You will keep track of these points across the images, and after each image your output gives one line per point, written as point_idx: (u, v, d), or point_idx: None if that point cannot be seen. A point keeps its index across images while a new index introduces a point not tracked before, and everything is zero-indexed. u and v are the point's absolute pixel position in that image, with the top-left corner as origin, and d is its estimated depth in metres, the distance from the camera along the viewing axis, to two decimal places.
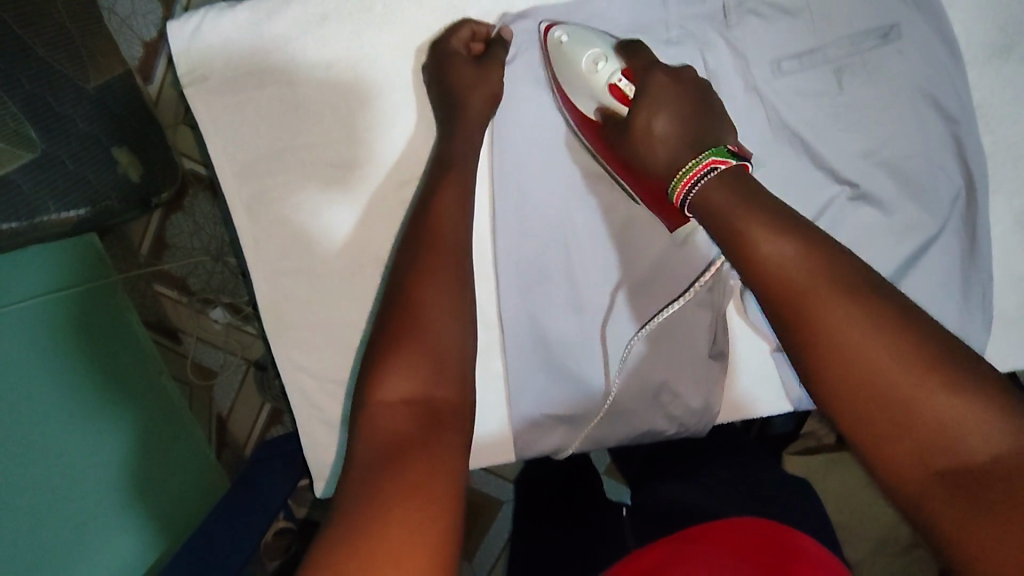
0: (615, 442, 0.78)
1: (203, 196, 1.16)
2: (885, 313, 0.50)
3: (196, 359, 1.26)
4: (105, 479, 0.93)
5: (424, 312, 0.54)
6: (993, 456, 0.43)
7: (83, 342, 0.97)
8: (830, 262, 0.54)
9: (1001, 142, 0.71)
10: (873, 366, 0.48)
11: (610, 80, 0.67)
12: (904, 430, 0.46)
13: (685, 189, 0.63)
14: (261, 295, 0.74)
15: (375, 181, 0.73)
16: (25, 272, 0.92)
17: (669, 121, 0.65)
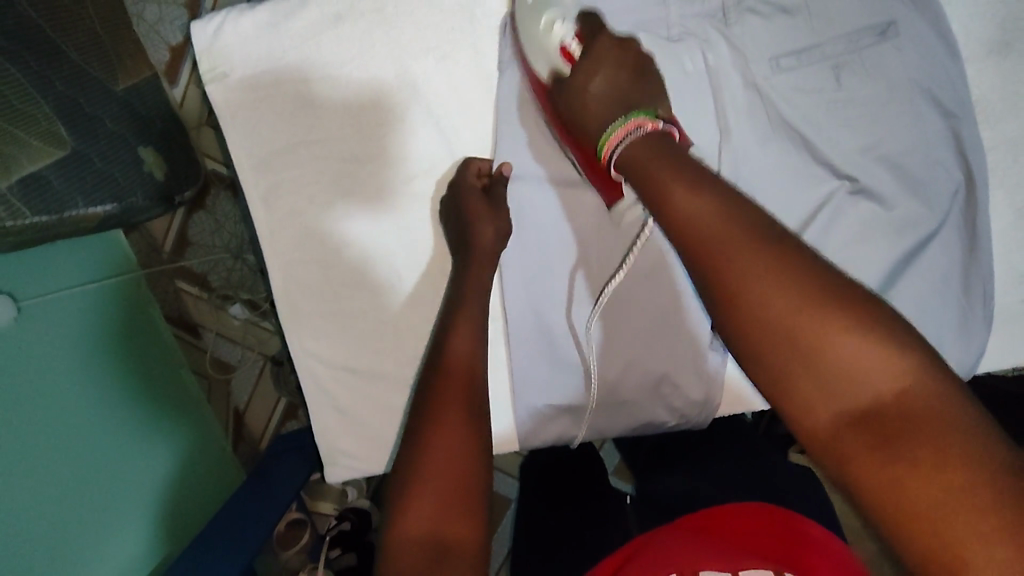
0: (617, 433, 0.80)
1: (225, 195, 1.22)
2: (788, 259, 0.47)
3: (215, 353, 1.30)
4: (122, 466, 0.97)
5: (437, 445, 0.53)
6: (896, 392, 0.42)
7: (101, 334, 1.02)
8: (739, 211, 0.51)
9: (1001, 138, 0.72)
10: (780, 317, 0.46)
11: (561, 42, 0.68)
12: (812, 373, 0.44)
13: (611, 150, 0.63)
14: (276, 285, 0.77)
15: (384, 175, 0.75)
16: (56, 264, 0.97)
17: (606, 82, 0.66)
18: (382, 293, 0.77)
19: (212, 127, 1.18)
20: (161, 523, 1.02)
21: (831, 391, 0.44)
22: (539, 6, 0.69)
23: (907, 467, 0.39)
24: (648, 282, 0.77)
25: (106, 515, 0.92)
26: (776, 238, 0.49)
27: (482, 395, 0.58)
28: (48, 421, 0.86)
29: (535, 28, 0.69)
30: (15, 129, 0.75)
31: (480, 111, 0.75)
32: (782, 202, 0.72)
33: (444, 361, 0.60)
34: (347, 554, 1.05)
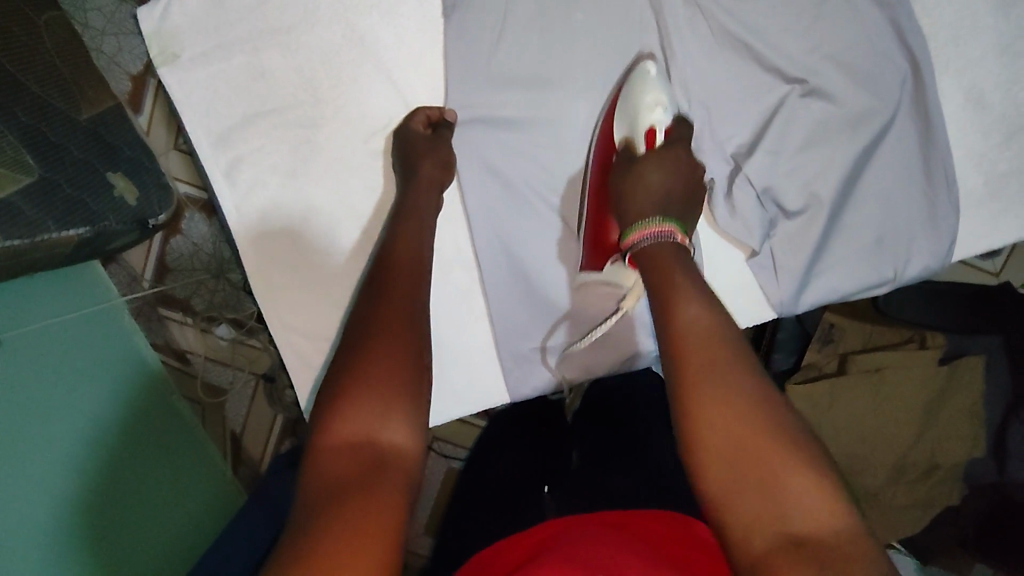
0: (605, 371, 0.80)
1: (198, 217, 1.22)
2: (757, 383, 0.46)
3: (206, 377, 1.30)
4: (120, 494, 0.94)
5: (380, 358, 0.49)
6: (824, 535, 0.40)
7: (78, 363, 0.98)
8: (726, 326, 0.50)
9: (939, 24, 0.73)
10: (742, 431, 0.44)
11: (652, 123, 0.68)
12: (753, 496, 0.42)
13: (639, 238, 0.59)
14: (248, 261, 0.76)
15: (341, 136, 0.75)
16: (28, 297, 0.94)
17: (662, 180, 0.64)
18: (354, 256, 0.77)
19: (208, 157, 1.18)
20: (163, 548, 0.99)
21: (768, 512, 0.41)
22: (654, 84, 0.69)
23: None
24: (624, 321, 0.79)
25: (103, 543, 0.89)
26: (755, 365, 0.48)
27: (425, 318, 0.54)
28: (31, 455, 0.83)
29: (641, 99, 0.69)
30: None
31: (433, 61, 0.75)
32: (735, 113, 0.73)
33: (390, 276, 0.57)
34: None
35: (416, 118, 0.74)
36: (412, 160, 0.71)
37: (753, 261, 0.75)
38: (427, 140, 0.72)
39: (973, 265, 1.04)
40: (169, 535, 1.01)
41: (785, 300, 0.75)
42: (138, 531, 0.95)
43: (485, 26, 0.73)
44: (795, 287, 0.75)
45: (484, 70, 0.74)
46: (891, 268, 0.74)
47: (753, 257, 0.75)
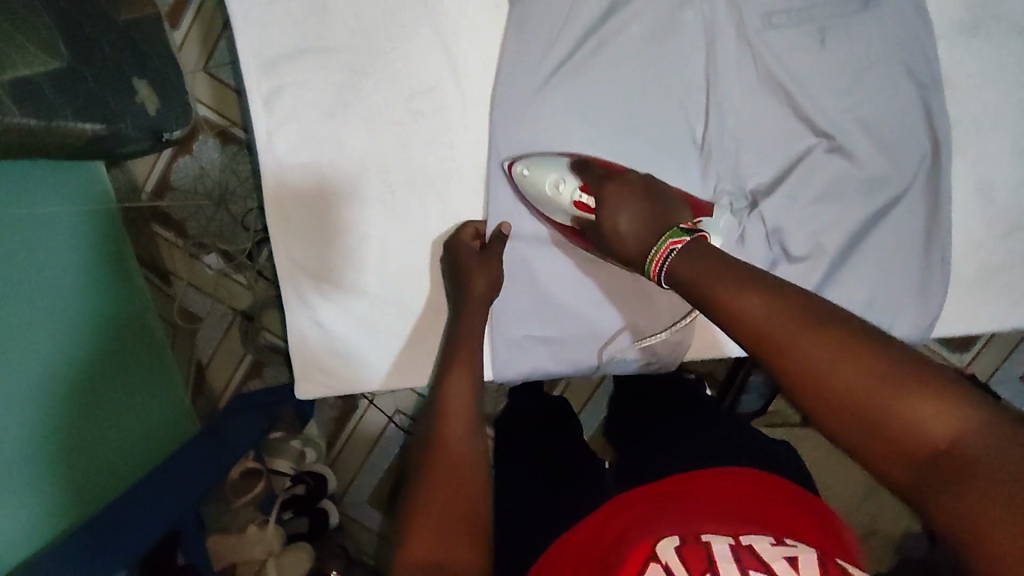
0: (580, 368, 0.84)
1: (211, 142, 1.29)
2: (826, 330, 0.47)
3: (183, 302, 1.36)
4: (78, 384, 0.99)
5: (441, 465, 0.54)
6: (962, 443, 0.39)
7: (60, 257, 1.05)
8: (778, 299, 0.51)
9: (964, 114, 0.77)
10: (834, 390, 0.44)
11: (572, 198, 0.74)
12: (884, 440, 0.42)
13: (658, 267, 0.62)
14: (267, 190, 0.77)
15: (382, 90, 0.77)
16: (32, 185, 1.00)
17: (632, 220, 0.67)
18: (375, 208, 0.79)
19: (237, 91, 1.26)
20: (111, 449, 1.04)
21: (893, 451, 0.41)
22: (539, 171, 0.75)
23: (988, 507, 0.36)
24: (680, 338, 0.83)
25: (63, 429, 0.95)
26: (814, 314, 0.48)
27: (481, 436, 0.58)
28: (19, 327, 0.91)
29: (540, 189, 0.75)
30: (15, 32, 0.76)
31: (487, 38, 0.77)
32: (763, 154, 0.77)
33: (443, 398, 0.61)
34: (298, 517, 1.32)
35: (465, 232, 0.78)
36: (463, 273, 0.76)
37: None
38: (476, 257, 0.76)
39: (943, 349, 1.10)
40: (117, 439, 1.06)
41: None
42: (92, 426, 1.01)
43: (547, 15, 0.75)
44: None
45: (536, 59, 0.76)
46: None
47: None
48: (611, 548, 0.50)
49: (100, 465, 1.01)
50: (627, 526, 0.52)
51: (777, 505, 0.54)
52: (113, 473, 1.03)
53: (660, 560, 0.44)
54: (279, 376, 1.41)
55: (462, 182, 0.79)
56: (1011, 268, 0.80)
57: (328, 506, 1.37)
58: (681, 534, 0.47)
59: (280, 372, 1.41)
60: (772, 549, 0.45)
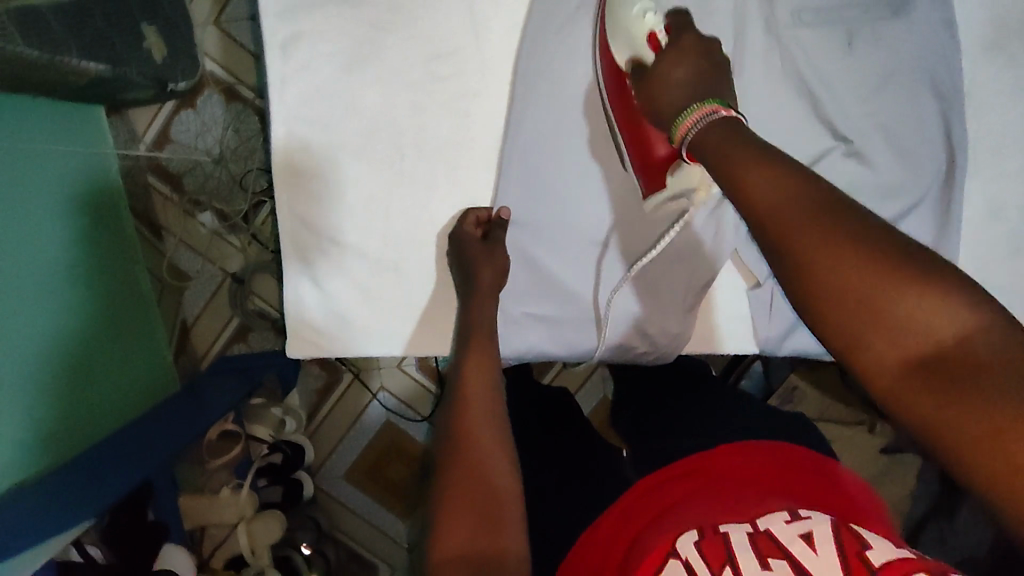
0: (576, 352, 0.83)
1: (216, 97, 1.27)
2: (844, 224, 0.47)
3: (173, 259, 1.33)
4: (59, 318, 1.01)
5: (466, 458, 0.54)
6: (955, 339, 0.41)
7: (63, 192, 1.07)
8: (799, 183, 0.51)
9: (983, 131, 0.77)
10: (846, 284, 0.46)
11: (651, 28, 0.68)
12: (876, 328, 0.44)
13: (685, 132, 0.62)
14: (277, 142, 0.76)
15: (402, 50, 0.75)
16: (31, 122, 1.00)
17: (686, 74, 0.65)
18: (384, 170, 0.77)
19: (252, 54, 1.26)
20: (85, 388, 1.05)
21: (891, 342, 0.44)
22: None
23: (980, 407, 0.39)
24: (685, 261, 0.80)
25: (42, 365, 0.96)
26: (835, 206, 0.49)
27: (501, 421, 0.58)
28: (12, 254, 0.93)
29: (625, 11, 0.69)
30: None
31: (514, 7, 0.75)
32: (781, 151, 0.76)
33: (461, 383, 0.62)
34: (273, 485, 1.31)
35: (467, 220, 0.77)
36: (471, 266, 0.75)
37: (753, 292, 0.83)
38: (479, 246, 0.75)
39: None
40: (93, 380, 1.07)
41: (770, 337, 0.83)
42: (73, 363, 1.03)
43: None
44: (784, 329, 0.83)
45: (560, 35, 0.75)
46: None
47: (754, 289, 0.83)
48: (628, 548, 0.51)
49: (78, 402, 1.03)
50: (652, 521, 0.52)
51: (798, 480, 0.54)
52: (87, 410, 1.04)
53: (681, 556, 0.44)
54: (265, 343, 1.39)
55: (474, 152, 0.78)
56: (1016, 290, 0.80)
57: (304, 477, 1.36)
58: (700, 523, 0.47)
59: (266, 339, 1.39)
60: (787, 525, 0.44)
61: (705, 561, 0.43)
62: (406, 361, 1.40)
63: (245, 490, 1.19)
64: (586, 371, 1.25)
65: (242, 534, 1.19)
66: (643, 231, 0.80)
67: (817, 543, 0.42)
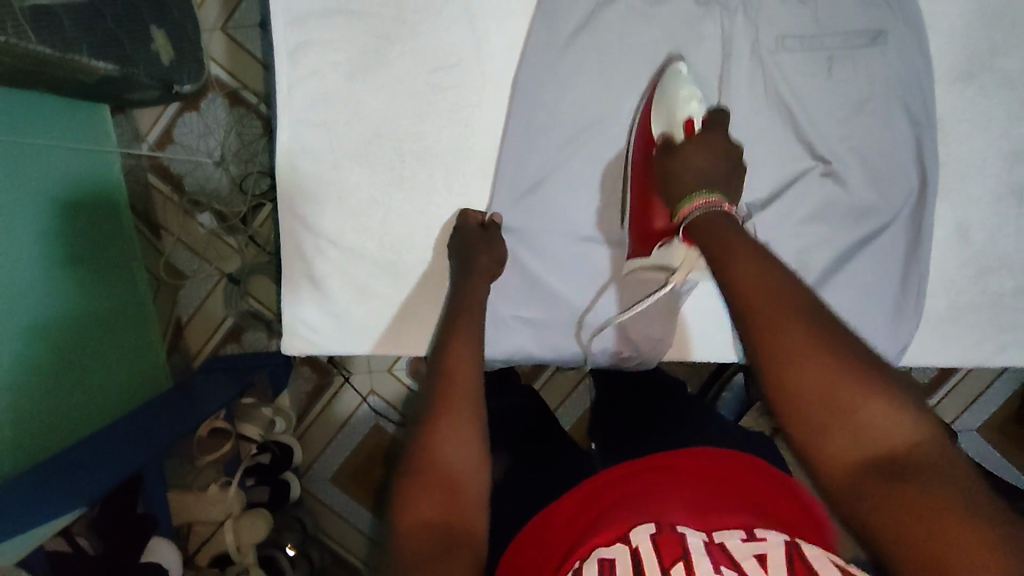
0: (562, 356, 0.86)
1: (220, 101, 1.30)
2: (819, 322, 0.51)
3: (171, 258, 1.36)
4: (56, 310, 1.03)
5: (442, 431, 0.56)
6: (904, 445, 0.45)
7: (64, 185, 1.09)
8: (780, 277, 0.55)
9: (953, 156, 0.81)
10: (814, 374, 0.49)
11: (688, 116, 0.73)
12: (839, 424, 0.47)
13: (692, 210, 0.66)
14: (281, 143, 0.79)
15: (403, 61, 0.78)
16: (37, 117, 1.03)
17: (704, 162, 0.69)
18: (384, 175, 0.81)
19: (261, 64, 1.29)
20: (79, 381, 1.06)
21: (845, 439, 0.47)
22: (681, 80, 0.76)
23: (914, 501, 0.42)
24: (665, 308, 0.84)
25: (33, 357, 0.97)
26: (812, 307, 0.52)
27: (481, 405, 0.60)
28: (11, 246, 0.95)
29: (676, 91, 0.75)
30: None
31: (514, 23, 0.79)
32: (762, 170, 0.80)
33: (444, 366, 0.63)
34: (261, 486, 1.31)
35: (470, 217, 0.81)
36: (462, 262, 0.78)
37: None
38: (471, 244, 0.78)
39: None
40: (86, 374, 1.08)
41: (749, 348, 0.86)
42: (67, 355, 1.04)
43: (572, 11, 0.78)
44: None
45: (556, 51, 0.79)
46: None
47: None
48: (584, 526, 0.53)
49: (71, 394, 1.04)
50: (612, 500, 0.54)
51: (748, 488, 0.57)
52: (81, 403, 1.06)
53: (631, 543, 0.46)
54: (257, 344, 1.41)
55: (471, 161, 0.82)
56: (983, 309, 0.83)
57: (292, 478, 1.36)
58: (657, 521, 0.49)
59: (258, 339, 1.41)
60: (743, 545, 0.46)
61: (658, 557, 0.45)
62: (397, 365, 1.42)
63: (234, 489, 1.20)
64: (575, 380, 1.27)
65: (229, 531, 1.19)
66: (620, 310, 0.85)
67: (769, 564, 0.44)
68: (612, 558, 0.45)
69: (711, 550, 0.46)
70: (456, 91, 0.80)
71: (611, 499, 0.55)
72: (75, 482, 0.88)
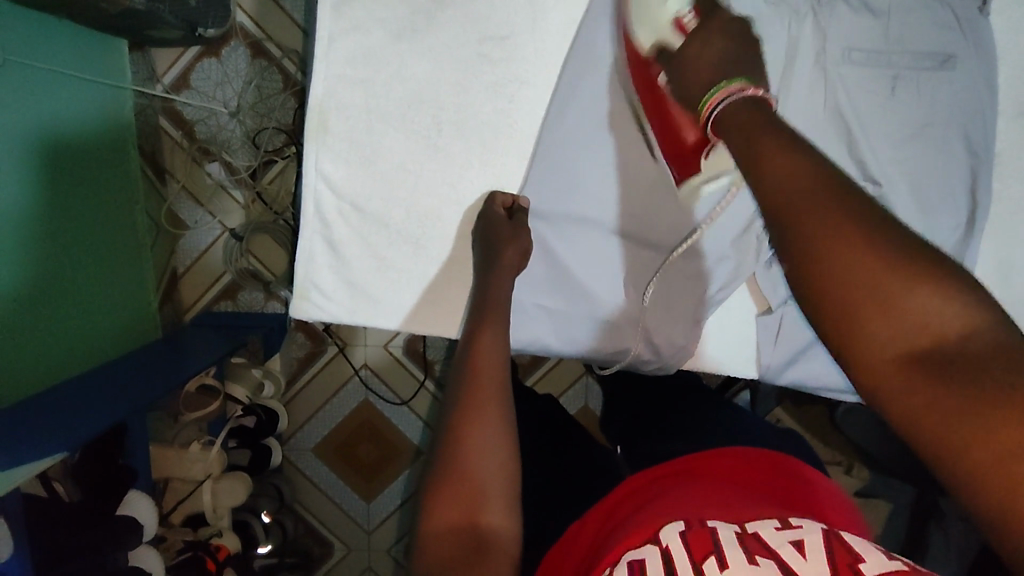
0: (577, 351, 0.83)
1: (243, 51, 1.25)
2: (873, 224, 0.42)
3: (173, 206, 1.31)
4: (54, 244, 0.99)
5: (469, 421, 0.55)
6: (977, 366, 0.37)
7: (75, 116, 1.05)
8: (830, 176, 0.44)
9: (1005, 193, 0.79)
10: (855, 278, 0.40)
11: (675, 14, 0.65)
12: (894, 347, 0.39)
13: (709, 113, 0.56)
14: (314, 96, 0.75)
15: (453, 25, 0.74)
16: (51, 40, 0.98)
17: (716, 52, 0.60)
18: (418, 144, 0.77)
19: (296, 24, 1.25)
20: (68, 321, 1.02)
21: (895, 358, 0.39)
22: None
23: (993, 441, 0.35)
24: (685, 290, 0.81)
25: (23, 288, 0.92)
26: (869, 210, 0.43)
27: (507, 398, 0.58)
28: (20, 173, 0.92)
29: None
30: None
31: (573, 0, 0.75)
32: None
33: (472, 364, 0.60)
34: (242, 448, 1.29)
35: (496, 200, 0.77)
36: (496, 240, 0.74)
37: (761, 317, 0.83)
38: (508, 225, 0.75)
39: None
40: (76, 316, 1.04)
41: (771, 365, 0.84)
42: (59, 294, 1.00)
43: None
44: (786, 358, 0.83)
45: (613, 35, 0.75)
46: None
47: (763, 314, 0.83)
48: (615, 525, 0.52)
49: (61, 336, 1.00)
50: (642, 501, 0.53)
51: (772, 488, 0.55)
52: (70, 346, 1.02)
53: (661, 544, 0.44)
54: (253, 304, 1.37)
55: (510, 139, 0.78)
56: None
57: (274, 444, 1.33)
58: (686, 518, 0.46)
59: (255, 300, 1.36)
60: (777, 534, 0.44)
61: (689, 554, 0.42)
62: (394, 342, 1.38)
63: (215, 450, 1.14)
64: (576, 374, 1.24)
65: (207, 491, 1.16)
66: (642, 309, 0.81)
67: (807, 550, 0.41)
68: (642, 558, 0.42)
69: (745, 541, 0.43)
70: (505, 63, 0.76)
71: (642, 500, 0.53)
72: (57, 427, 0.85)
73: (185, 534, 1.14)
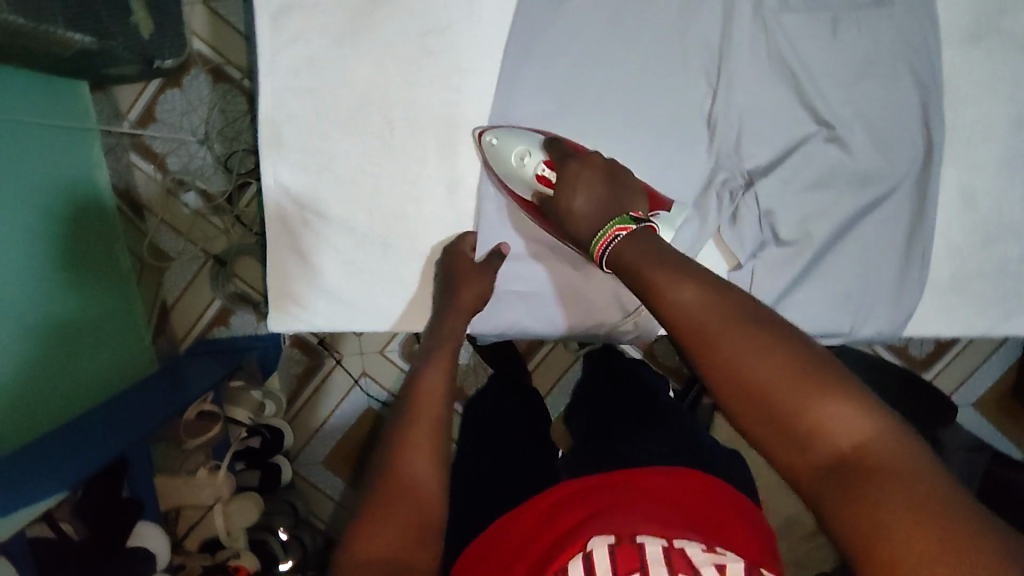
0: (558, 330, 0.84)
1: (203, 77, 1.26)
2: (762, 330, 0.49)
3: (154, 239, 1.32)
4: (41, 292, 1.01)
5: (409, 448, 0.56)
6: (860, 446, 0.43)
7: (47, 164, 1.06)
8: (721, 292, 0.53)
9: (960, 118, 0.79)
10: (760, 383, 0.47)
11: (535, 172, 0.75)
12: (793, 438, 0.46)
13: (602, 250, 0.64)
14: (265, 111, 0.76)
15: (393, 24, 0.75)
16: (17, 92, 1.00)
17: (587, 201, 0.70)
18: (375, 144, 0.78)
19: (244, 38, 1.25)
20: (64, 364, 1.04)
21: (797, 445, 0.45)
22: (507, 140, 0.76)
23: (874, 511, 0.40)
24: None
25: (16, 337, 0.94)
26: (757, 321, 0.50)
27: (447, 433, 0.59)
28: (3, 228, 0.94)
29: (508, 162, 0.76)
30: None
31: None
32: (765, 136, 0.78)
33: (416, 396, 0.62)
34: (251, 469, 1.30)
35: (461, 233, 0.80)
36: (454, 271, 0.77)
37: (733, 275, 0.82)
38: (470, 266, 0.78)
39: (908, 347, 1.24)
40: (71, 359, 1.06)
41: None
42: (51, 339, 1.01)
43: None
44: None
45: (552, 13, 0.76)
46: (849, 322, 0.80)
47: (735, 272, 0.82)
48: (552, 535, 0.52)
49: (58, 380, 1.02)
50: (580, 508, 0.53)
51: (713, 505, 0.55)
52: (67, 388, 1.04)
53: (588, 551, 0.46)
54: (246, 328, 1.38)
55: (463, 129, 0.78)
56: (985, 277, 0.82)
57: (283, 461, 1.33)
58: (616, 531, 0.48)
59: (246, 323, 1.37)
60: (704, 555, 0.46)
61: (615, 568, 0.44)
62: (389, 347, 1.39)
63: (223, 471, 1.17)
64: (569, 359, 1.25)
65: (218, 514, 1.16)
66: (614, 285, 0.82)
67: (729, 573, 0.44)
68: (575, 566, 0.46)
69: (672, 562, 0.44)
70: (450, 55, 0.77)
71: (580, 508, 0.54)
72: (60, 465, 0.86)
73: (203, 559, 1.14)
